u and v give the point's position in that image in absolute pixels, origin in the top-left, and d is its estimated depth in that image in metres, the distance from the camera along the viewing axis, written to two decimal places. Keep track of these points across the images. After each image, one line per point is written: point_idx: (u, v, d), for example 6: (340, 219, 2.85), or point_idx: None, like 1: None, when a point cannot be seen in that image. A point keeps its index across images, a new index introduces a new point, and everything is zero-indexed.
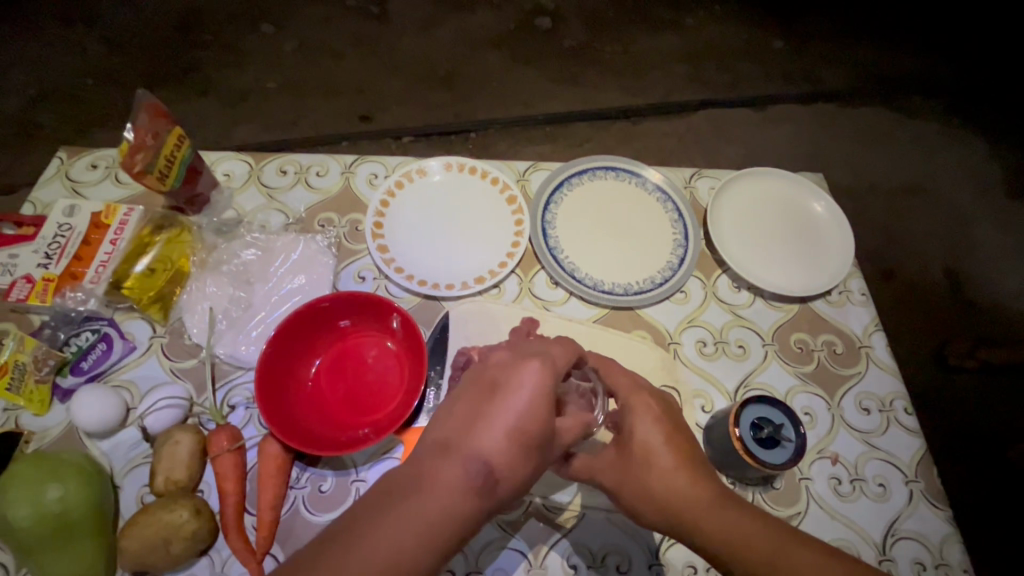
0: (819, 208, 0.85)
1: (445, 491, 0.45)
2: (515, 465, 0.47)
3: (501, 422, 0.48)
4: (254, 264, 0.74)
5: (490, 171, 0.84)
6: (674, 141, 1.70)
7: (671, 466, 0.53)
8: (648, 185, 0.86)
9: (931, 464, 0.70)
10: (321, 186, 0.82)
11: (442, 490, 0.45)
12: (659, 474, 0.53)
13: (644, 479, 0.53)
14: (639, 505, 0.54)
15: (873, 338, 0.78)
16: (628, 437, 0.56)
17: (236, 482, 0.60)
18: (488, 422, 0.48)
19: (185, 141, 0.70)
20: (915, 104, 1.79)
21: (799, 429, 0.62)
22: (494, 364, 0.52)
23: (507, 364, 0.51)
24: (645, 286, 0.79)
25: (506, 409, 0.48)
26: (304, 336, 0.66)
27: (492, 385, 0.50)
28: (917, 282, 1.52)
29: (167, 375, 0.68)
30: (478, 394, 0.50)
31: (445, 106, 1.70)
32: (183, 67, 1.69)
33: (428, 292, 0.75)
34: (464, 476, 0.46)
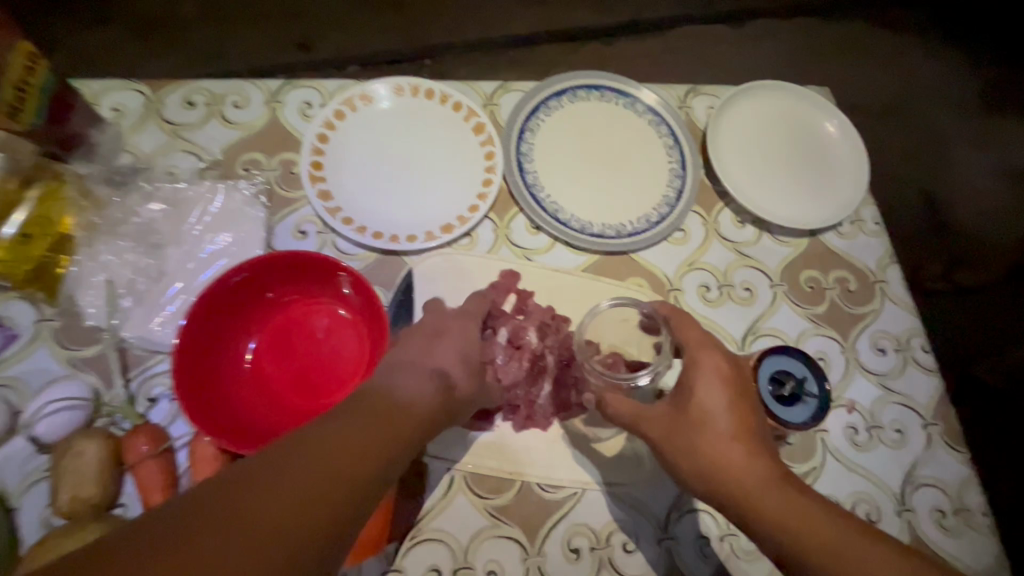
0: (829, 127, 0.75)
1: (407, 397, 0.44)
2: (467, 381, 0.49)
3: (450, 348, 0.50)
4: (162, 222, 0.59)
5: (451, 94, 0.69)
6: (650, 65, 1.54)
7: (729, 435, 0.46)
8: (639, 107, 0.73)
9: (949, 405, 0.65)
10: (240, 120, 0.66)
11: (403, 397, 0.43)
12: (717, 443, 0.46)
13: (695, 445, 0.46)
14: (688, 477, 0.46)
15: (887, 271, 0.71)
16: (685, 399, 0.47)
17: (164, 493, 0.50)
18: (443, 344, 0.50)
19: (42, 62, 0.52)
20: (901, 14, 1.66)
21: (823, 385, 0.55)
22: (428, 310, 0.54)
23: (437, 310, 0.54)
24: (640, 226, 0.68)
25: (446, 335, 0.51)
26: (228, 313, 0.54)
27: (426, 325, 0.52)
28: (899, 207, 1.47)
29: (63, 367, 0.55)
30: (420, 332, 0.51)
31: (392, 27, 1.47)
32: None
33: (385, 246, 0.62)
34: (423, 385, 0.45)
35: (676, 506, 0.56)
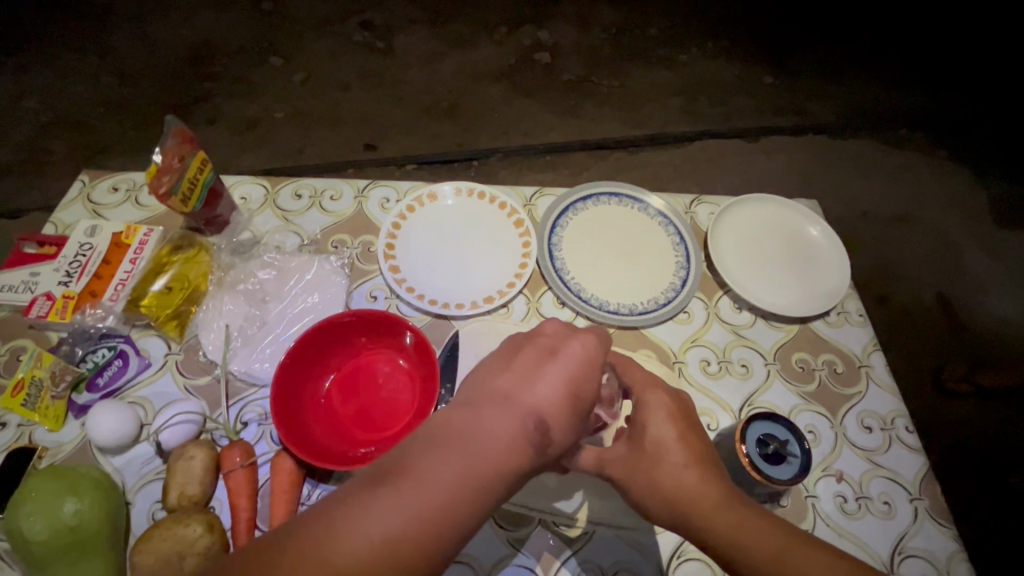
0: (814, 232, 0.88)
1: (503, 445, 0.47)
2: (565, 425, 0.51)
3: (559, 384, 0.52)
4: (270, 283, 0.76)
5: (498, 196, 0.87)
6: (671, 170, 1.75)
7: (682, 463, 0.54)
8: (650, 211, 0.89)
9: (934, 482, 0.71)
10: (335, 209, 0.85)
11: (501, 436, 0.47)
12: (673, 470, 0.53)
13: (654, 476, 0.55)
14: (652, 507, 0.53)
15: (872, 357, 0.80)
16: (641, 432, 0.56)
17: (249, 497, 0.61)
18: (547, 380, 0.52)
19: (208, 166, 0.72)
20: (901, 136, 1.86)
21: (802, 444, 0.63)
22: (550, 335, 0.57)
23: (561, 335, 0.56)
24: (649, 307, 0.81)
25: (550, 369, 0.53)
26: (323, 351, 0.68)
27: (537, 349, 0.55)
28: (910, 305, 1.55)
29: (181, 392, 0.69)
30: (536, 358, 0.54)
31: (447, 135, 1.76)
32: (194, 97, 1.75)
33: (438, 311, 0.77)
34: (518, 428, 0.49)
35: (676, 553, 0.64)
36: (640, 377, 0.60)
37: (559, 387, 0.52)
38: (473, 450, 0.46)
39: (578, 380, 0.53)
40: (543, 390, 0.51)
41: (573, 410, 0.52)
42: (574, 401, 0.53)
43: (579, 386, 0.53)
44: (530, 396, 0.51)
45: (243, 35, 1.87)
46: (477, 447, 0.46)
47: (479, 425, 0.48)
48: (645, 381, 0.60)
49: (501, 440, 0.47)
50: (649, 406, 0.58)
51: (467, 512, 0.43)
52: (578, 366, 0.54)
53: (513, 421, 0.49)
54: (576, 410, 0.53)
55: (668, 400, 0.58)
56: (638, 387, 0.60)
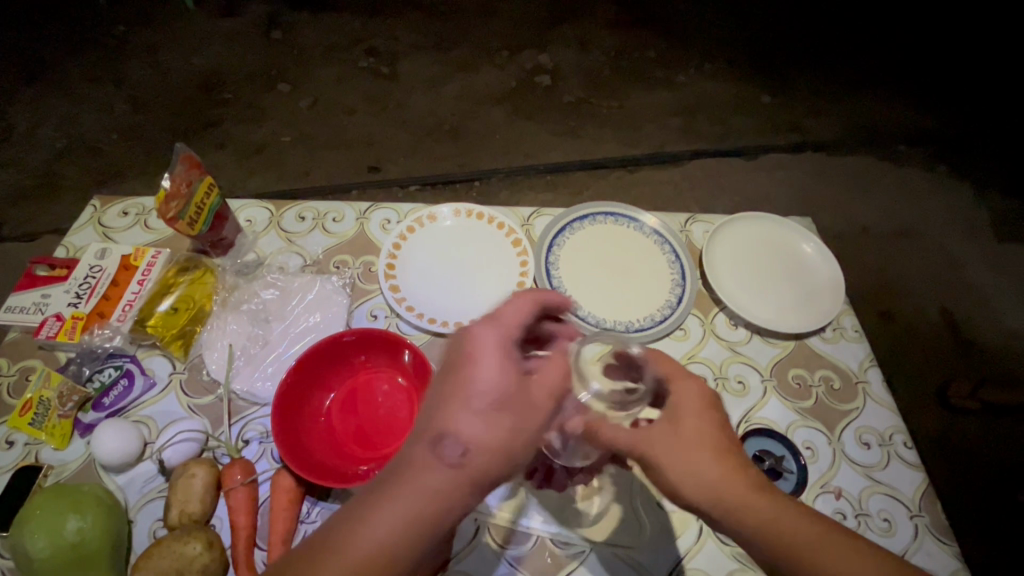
0: (808, 249, 0.90)
1: (425, 483, 0.44)
2: (494, 436, 0.45)
3: (464, 401, 0.46)
4: (272, 303, 0.78)
5: (496, 216, 0.89)
6: (670, 189, 1.78)
7: None
8: (645, 229, 0.91)
9: (934, 498, 0.71)
10: (337, 231, 0.87)
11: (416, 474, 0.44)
12: None
13: None
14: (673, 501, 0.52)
15: (868, 373, 0.80)
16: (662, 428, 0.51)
17: (248, 515, 0.62)
18: (452, 400, 0.46)
19: (214, 190, 0.75)
20: (899, 152, 1.88)
21: (797, 460, 0.72)
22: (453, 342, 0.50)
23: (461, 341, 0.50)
24: (645, 324, 0.82)
25: (469, 388, 0.46)
26: (323, 371, 0.70)
27: (449, 368, 0.48)
28: (914, 320, 1.55)
29: (184, 411, 0.70)
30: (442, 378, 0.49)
31: (450, 156, 1.80)
32: (203, 122, 1.80)
33: (437, 329, 0.78)
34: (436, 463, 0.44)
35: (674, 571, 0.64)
36: (675, 365, 0.54)
37: (494, 406, 0.46)
38: (399, 503, 0.43)
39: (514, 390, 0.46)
40: (466, 415, 0.45)
41: (514, 423, 0.46)
42: (511, 411, 0.46)
43: (516, 398, 0.46)
44: (452, 424, 0.45)
45: (253, 62, 1.94)
46: (413, 493, 0.44)
47: (414, 467, 0.44)
48: (676, 370, 0.54)
49: (436, 483, 0.44)
50: (681, 401, 0.52)
51: (414, 554, 0.43)
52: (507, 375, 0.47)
53: (447, 456, 0.44)
54: (521, 418, 0.46)
55: (700, 396, 0.53)
56: (671, 377, 0.54)
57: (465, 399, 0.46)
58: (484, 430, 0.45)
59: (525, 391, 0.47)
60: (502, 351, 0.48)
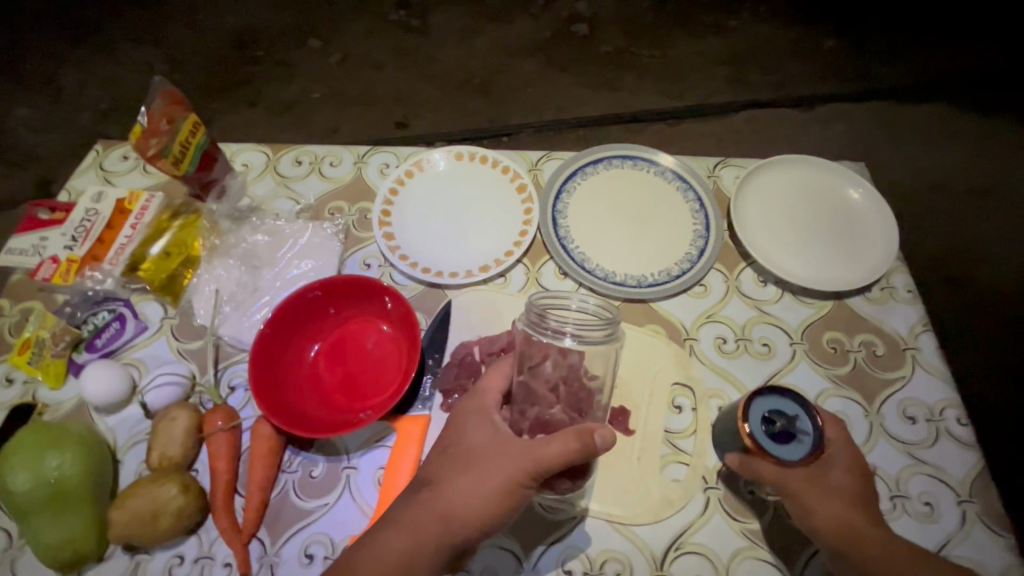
0: (856, 195, 0.78)
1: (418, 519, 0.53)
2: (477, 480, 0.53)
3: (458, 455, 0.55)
4: (263, 248, 0.75)
5: (501, 160, 0.82)
6: (714, 143, 1.63)
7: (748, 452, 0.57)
8: (665, 173, 0.81)
9: (991, 483, 0.61)
10: (333, 176, 0.83)
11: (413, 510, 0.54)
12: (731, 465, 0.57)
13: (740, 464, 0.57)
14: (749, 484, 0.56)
15: (920, 339, 0.70)
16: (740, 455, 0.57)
17: (228, 461, 0.61)
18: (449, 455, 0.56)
19: (201, 128, 0.71)
20: (986, 100, 1.64)
21: (813, 419, 0.56)
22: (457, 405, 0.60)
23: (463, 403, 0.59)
24: (660, 278, 0.74)
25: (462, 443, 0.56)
26: (305, 320, 0.66)
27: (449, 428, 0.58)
28: (988, 290, 1.38)
29: (173, 355, 0.69)
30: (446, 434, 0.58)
31: (478, 112, 1.71)
32: (234, 80, 1.79)
33: (431, 279, 0.73)
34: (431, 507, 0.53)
35: (675, 545, 0.59)
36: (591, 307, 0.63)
37: (475, 461, 0.54)
38: (393, 536, 0.52)
39: (489, 448, 0.54)
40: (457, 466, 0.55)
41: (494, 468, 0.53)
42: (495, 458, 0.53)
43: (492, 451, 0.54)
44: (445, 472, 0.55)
45: (282, 16, 1.89)
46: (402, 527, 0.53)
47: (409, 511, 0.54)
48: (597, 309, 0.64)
49: (421, 518, 0.53)
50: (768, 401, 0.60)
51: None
52: (488, 437, 0.55)
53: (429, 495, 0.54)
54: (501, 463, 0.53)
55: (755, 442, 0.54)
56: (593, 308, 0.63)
57: (446, 453, 0.57)
58: (459, 478, 0.54)
59: (505, 447, 0.54)
60: (484, 415, 0.57)
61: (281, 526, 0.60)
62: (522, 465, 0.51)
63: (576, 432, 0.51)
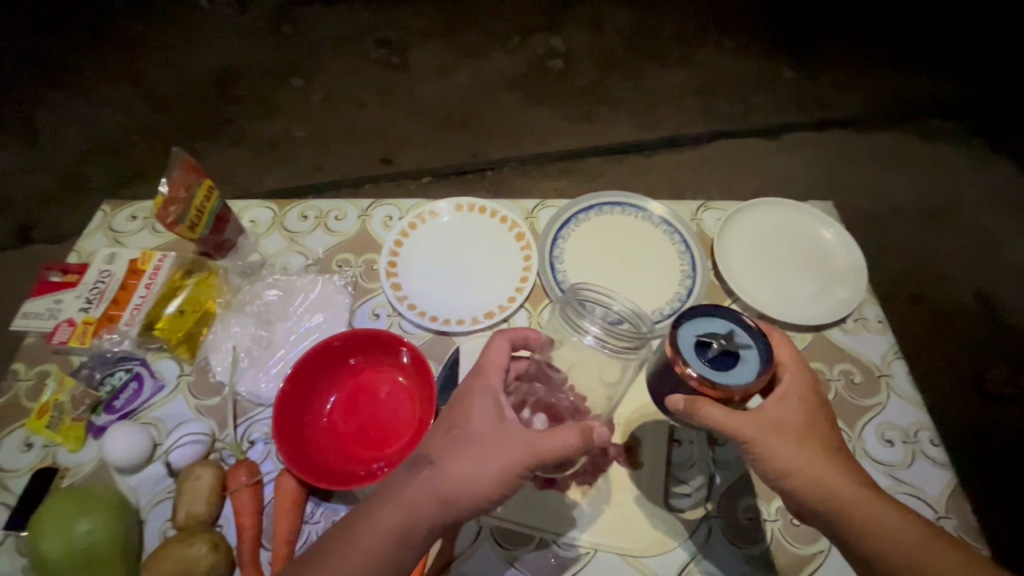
0: (827, 235, 0.85)
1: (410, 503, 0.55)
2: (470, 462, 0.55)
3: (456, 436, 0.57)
4: (275, 304, 0.78)
5: (499, 210, 0.87)
6: (688, 172, 1.72)
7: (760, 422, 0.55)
8: (653, 219, 0.87)
9: (963, 498, 0.67)
10: (339, 229, 0.87)
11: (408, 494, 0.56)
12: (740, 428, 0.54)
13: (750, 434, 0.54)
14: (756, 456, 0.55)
15: (892, 366, 0.76)
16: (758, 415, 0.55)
17: (253, 516, 0.62)
18: (450, 437, 0.58)
19: (214, 192, 0.75)
20: (933, 126, 1.77)
21: (751, 333, 0.54)
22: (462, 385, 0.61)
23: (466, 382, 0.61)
24: (654, 318, 0.79)
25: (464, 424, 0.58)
26: (322, 373, 0.70)
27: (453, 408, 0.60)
28: (947, 303, 1.47)
29: (192, 412, 0.71)
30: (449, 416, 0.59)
31: (463, 146, 1.78)
32: (220, 121, 1.82)
33: (439, 327, 0.77)
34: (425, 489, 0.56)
35: (682, 573, 0.63)
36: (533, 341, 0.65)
37: (474, 444, 0.56)
38: (387, 514, 0.55)
39: (490, 432, 0.56)
40: (456, 449, 0.56)
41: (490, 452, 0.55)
42: (492, 442, 0.56)
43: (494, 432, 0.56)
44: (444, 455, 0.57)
45: (266, 58, 1.94)
46: (400, 504, 0.55)
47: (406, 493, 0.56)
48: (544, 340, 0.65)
49: (417, 496, 0.55)
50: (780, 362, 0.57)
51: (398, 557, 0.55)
52: (489, 420, 0.57)
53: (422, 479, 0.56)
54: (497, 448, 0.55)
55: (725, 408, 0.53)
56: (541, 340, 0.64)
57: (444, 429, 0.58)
58: (459, 458, 0.56)
59: (505, 432, 0.56)
60: (488, 396, 0.59)
61: None
62: (521, 458, 0.54)
63: (578, 428, 0.55)
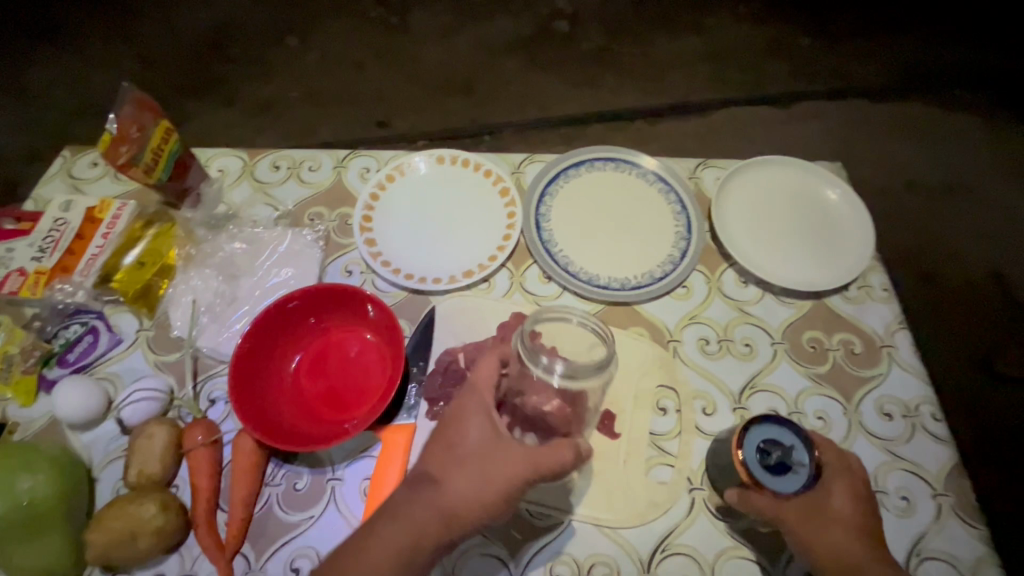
0: (833, 196, 0.80)
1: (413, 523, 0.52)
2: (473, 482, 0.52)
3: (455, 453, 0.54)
4: (241, 257, 0.74)
5: (483, 163, 0.81)
6: (694, 141, 1.64)
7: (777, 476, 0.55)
8: (647, 176, 0.82)
9: (964, 477, 0.63)
10: (312, 181, 0.82)
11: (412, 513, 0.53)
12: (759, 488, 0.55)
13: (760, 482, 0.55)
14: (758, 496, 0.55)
15: (896, 336, 0.71)
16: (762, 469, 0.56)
17: (209, 477, 0.59)
18: (446, 452, 0.55)
19: (174, 135, 0.69)
20: (956, 97, 1.68)
21: (810, 452, 0.57)
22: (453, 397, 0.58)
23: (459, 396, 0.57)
24: (644, 281, 0.74)
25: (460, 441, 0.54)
26: (286, 331, 0.65)
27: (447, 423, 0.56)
28: (958, 282, 1.42)
29: (150, 368, 0.68)
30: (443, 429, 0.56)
31: (461, 110, 1.70)
32: (210, 79, 1.75)
33: (414, 286, 0.73)
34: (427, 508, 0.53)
35: (661, 547, 0.59)
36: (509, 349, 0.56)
37: (472, 461, 0.53)
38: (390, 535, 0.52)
39: (487, 449, 0.53)
40: (456, 466, 0.54)
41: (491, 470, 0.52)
42: (491, 459, 0.53)
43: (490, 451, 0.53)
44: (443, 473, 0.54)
45: (259, 14, 1.85)
46: (401, 523, 0.53)
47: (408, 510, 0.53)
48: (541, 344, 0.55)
49: (421, 515, 0.53)
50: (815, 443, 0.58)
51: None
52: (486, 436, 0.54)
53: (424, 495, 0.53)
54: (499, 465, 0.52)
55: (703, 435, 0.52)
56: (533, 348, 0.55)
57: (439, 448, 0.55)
58: (459, 476, 0.53)
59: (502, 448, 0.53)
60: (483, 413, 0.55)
61: (266, 540, 0.59)
62: (519, 474, 0.51)
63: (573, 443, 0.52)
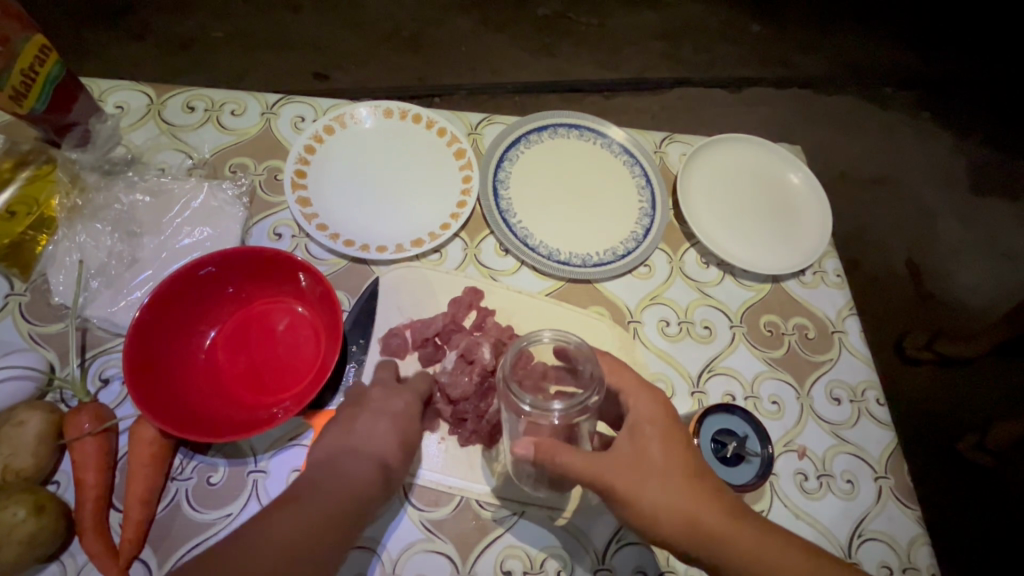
0: (795, 178, 0.79)
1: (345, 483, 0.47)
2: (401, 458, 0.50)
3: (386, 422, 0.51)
4: (143, 211, 0.62)
5: (436, 120, 0.73)
6: (649, 120, 1.61)
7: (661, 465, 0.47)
8: (614, 146, 0.77)
9: (902, 459, 0.65)
10: (235, 127, 0.70)
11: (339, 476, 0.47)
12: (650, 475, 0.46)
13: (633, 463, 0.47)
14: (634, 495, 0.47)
15: (846, 322, 0.72)
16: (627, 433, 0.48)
17: (98, 472, 0.50)
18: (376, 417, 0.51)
19: (52, 55, 0.56)
20: (890, 94, 1.75)
21: (762, 443, 0.61)
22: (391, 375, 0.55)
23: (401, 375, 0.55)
24: (606, 257, 0.70)
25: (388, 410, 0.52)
26: (199, 299, 0.55)
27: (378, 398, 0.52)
28: (881, 272, 1.50)
29: (24, 341, 0.56)
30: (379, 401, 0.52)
31: (407, 68, 1.57)
32: (113, 8, 1.50)
33: (355, 253, 0.64)
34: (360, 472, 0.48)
35: (615, 537, 0.57)
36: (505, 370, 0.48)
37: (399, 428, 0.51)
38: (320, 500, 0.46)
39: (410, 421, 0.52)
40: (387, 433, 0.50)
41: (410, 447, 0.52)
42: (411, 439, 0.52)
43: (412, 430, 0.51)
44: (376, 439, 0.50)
45: None
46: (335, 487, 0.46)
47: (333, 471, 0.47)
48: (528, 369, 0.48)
49: (356, 485, 0.47)
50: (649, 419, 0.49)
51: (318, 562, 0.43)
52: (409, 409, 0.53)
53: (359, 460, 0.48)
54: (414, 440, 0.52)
55: (666, 419, 0.49)
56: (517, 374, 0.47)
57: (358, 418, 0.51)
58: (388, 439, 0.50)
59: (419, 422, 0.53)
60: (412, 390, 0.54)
61: (170, 545, 0.51)
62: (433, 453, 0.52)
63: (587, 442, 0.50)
